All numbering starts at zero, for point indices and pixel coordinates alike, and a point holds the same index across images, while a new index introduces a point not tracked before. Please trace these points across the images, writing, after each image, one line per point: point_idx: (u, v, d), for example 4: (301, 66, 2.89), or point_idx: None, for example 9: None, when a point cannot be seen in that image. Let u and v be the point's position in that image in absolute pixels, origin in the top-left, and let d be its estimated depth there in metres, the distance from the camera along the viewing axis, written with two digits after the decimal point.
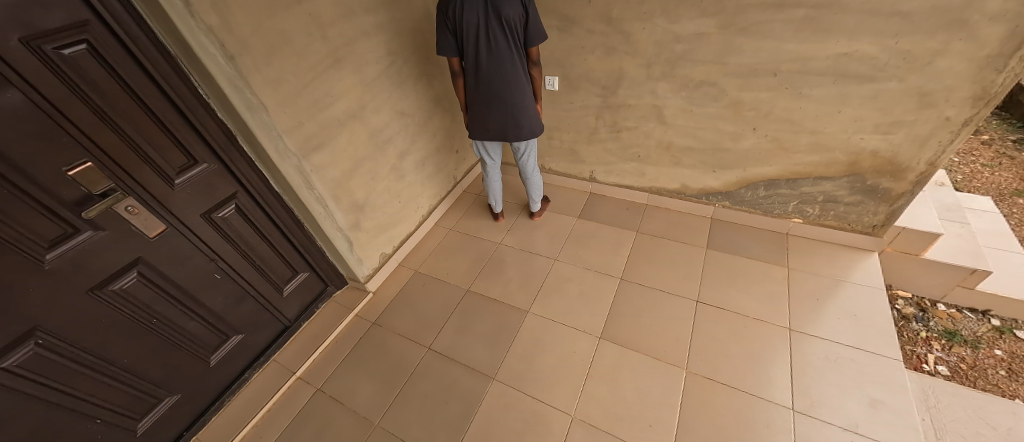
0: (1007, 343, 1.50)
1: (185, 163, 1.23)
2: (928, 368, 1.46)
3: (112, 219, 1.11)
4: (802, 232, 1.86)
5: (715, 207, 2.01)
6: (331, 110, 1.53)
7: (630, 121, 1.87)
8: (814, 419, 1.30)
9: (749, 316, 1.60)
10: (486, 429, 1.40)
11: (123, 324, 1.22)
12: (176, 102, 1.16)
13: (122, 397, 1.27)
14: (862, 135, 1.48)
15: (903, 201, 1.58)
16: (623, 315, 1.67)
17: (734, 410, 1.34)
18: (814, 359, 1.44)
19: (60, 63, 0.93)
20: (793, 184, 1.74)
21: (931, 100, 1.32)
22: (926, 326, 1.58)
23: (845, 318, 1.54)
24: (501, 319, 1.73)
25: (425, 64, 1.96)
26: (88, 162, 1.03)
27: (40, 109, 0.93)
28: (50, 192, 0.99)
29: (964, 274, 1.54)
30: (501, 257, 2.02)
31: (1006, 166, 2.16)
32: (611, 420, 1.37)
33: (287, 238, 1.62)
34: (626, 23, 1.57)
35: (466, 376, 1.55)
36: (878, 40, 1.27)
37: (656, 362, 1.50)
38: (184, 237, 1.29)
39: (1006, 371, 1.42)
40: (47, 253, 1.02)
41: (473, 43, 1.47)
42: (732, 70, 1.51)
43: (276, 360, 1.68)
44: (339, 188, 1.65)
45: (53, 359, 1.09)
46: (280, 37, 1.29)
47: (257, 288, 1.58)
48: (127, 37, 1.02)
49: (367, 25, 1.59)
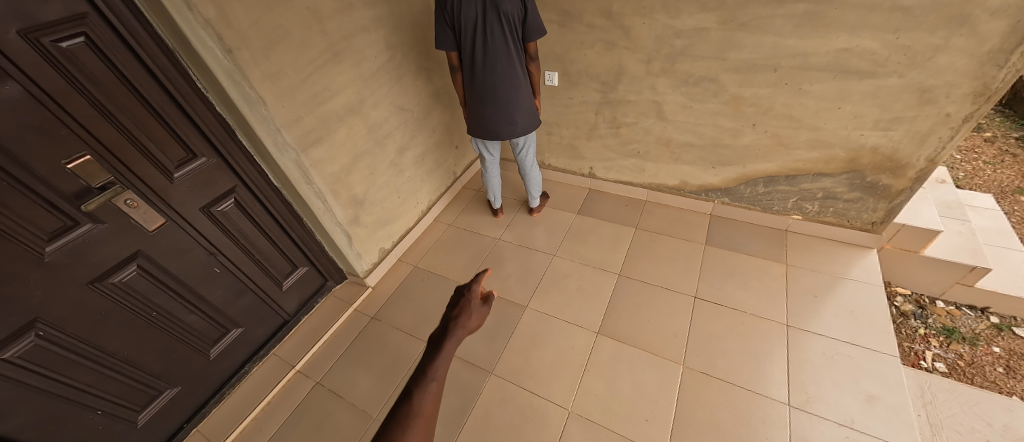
0: (1005, 340, 1.50)
1: (185, 157, 1.24)
2: (925, 365, 1.47)
3: (112, 213, 1.12)
4: (801, 229, 1.86)
5: (715, 204, 2.00)
6: (331, 105, 1.53)
7: (630, 117, 1.86)
8: (809, 414, 1.30)
9: (747, 312, 1.60)
10: (483, 423, 1.41)
11: (124, 317, 1.23)
12: (175, 96, 1.16)
13: (123, 389, 1.28)
14: (862, 131, 1.47)
15: (903, 198, 1.58)
16: (621, 310, 1.68)
17: (730, 405, 1.35)
18: (810, 355, 1.44)
19: (59, 57, 0.93)
20: (792, 180, 1.74)
21: (931, 96, 1.31)
22: (924, 323, 1.58)
23: (844, 314, 1.54)
24: (499, 314, 1.74)
25: (424, 58, 1.95)
26: (88, 156, 1.04)
27: (39, 102, 0.93)
28: (50, 185, 1.00)
29: (964, 271, 1.53)
30: (500, 252, 2.02)
31: (1008, 163, 2.15)
32: (608, 414, 1.37)
33: (286, 233, 1.62)
34: (626, 18, 1.56)
35: (464, 370, 1.56)
36: (878, 35, 1.26)
37: (654, 358, 1.50)
38: (183, 230, 1.29)
39: (1004, 368, 1.42)
40: (47, 245, 1.02)
41: (471, 38, 1.46)
42: (732, 66, 1.51)
43: (276, 354, 1.69)
44: (338, 183, 1.66)
45: (54, 351, 1.10)
46: (279, 30, 1.29)
47: (257, 282, 1.59)
48: (125, 30, 1.02)
49: (366, 20, 1.59)
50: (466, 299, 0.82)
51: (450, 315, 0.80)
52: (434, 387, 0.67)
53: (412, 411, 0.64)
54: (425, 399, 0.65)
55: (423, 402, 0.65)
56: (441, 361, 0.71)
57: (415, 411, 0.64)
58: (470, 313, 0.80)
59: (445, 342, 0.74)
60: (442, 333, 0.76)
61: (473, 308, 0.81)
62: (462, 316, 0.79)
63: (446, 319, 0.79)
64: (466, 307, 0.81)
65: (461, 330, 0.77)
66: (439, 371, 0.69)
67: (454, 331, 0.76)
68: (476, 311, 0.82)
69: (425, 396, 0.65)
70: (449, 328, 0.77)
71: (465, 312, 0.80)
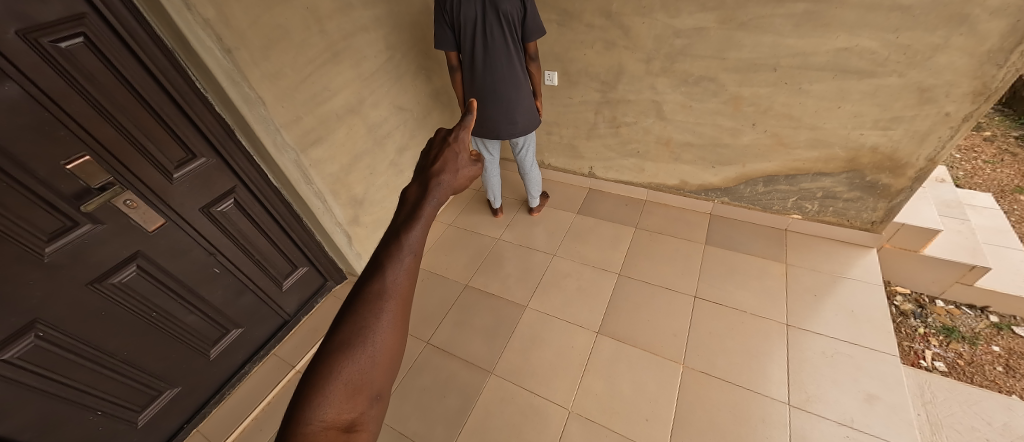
0: (1005, 339, 1.50)
1: (184, 157, 1.23)
2: (925, 364, 1.47)
3: (111, 213, 1.12)
4: (801, 228, 1.86)
5: (714, 203, 2.00)
6: (330, 105, 1.54)
7: (629, 116, 1.86)
8: (809, 413, 1.31)
9: (746, 312, 1.60)
10: (483, 422, 1.41)
11: (124, 317, 1.23)
12: (174, 96, 1.16)
13: (122, 389, 1.28)
14: (861, 131, 1.47)
15: (902, 197, 1.58)
16: (621, 310, 1.68)
17: (730, 404, 1.35)
18: (809, 354, 1.44)
19: (58, 57, 0.93)
20: (791, 180, 1.74)
21: (931, 96, 1.31)
22: (923, 322, 1.58)
23: (843, 313, 1.54)
24: (499, 313, 1.74)
25: (423, 58, 1.95)
26: (87, 156, 1.04)
27: (38, 103, 0.93)
28: (50, 186, 1.00)
29: (963, 271, 1.53)
30: (500, 252, 2.02)
31: (1007, 162, 2.15)
32: (607, 414, 1.38)
33: (286, 233, 1.62)
34: (626, 18, 1.56)
35: (464, 370, 1.56)
36: (878, 35, 1.26)
37: (653, 357, 1.50)
38: (183, 231, 1.29)
39: (1003, 367, 1.42)
40: (46, 246, 1.02)
41: (471, 37, 1.46)
42: (731, 65, 1.51)
43: (276, 354, 1.70)
44: (338, 183, 1.68)
45: (54, 351, 1.10)
46: (277, 30, 1.30)
47: (256, 282, 1.59)
48: (123, 30, 1.01)
49: (365, 19, 1.59)
50: (447, 150, 0.54)
51: (423, 169, 0.52)
52: (408, 270, 0.42)
53: (378, 301, 0.41)
54: (394, 288, 0.41)
55: (394, 293, 0.41)
56: (415, 233, 0.44)
57: (383, 301, 0.41)
58: (455, 168, 0.53)
59: (418, 206, 0.47)
60: (413, 192, 0.49)
61: (458, 162, 0.53)
62: (439, 171, 0.51)
63: (417, 176, 0.51)
64: (446, 160, 0.53)
65: (441, 193, 0.49)
66: (412, 247, 0.44)
67: (430, 194, 0.48)
68: (462, 164, 0.54)
69: (394, 283, 0.41)
70: (422, 186, 0.50)
71: (445, 168, 0.52)
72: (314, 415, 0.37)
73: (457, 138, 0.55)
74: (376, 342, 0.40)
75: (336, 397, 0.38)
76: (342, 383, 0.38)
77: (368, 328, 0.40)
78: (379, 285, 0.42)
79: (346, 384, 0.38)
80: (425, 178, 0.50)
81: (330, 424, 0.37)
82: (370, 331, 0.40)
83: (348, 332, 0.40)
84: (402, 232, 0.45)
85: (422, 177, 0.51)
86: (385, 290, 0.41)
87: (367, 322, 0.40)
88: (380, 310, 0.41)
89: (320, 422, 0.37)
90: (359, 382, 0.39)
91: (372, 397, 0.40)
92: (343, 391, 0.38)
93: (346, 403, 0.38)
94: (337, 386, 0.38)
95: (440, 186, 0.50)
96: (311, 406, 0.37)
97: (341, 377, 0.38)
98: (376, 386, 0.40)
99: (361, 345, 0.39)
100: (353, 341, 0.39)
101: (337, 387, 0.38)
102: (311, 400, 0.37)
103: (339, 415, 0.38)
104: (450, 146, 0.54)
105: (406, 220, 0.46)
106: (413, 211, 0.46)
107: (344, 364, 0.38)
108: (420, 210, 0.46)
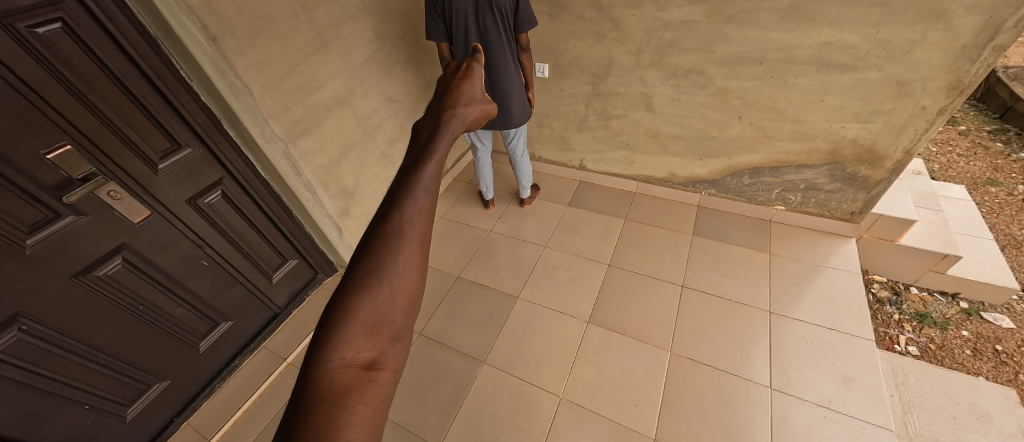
0: (973, 324, 1.58)
1: (169, 148, 1.21)
2: (899, 348, 1.54)
3: (93, 204, 1.09)
4: (785, 219, 1.91)
5: (702, 195, 2.04)
6: (319, 95, 1.52)
7: (619, 109, 1.88)
8: (789, 396, 1.36)
9: (731, 300, 1.65)
10: (476, 411, 1.43)
11: (110, 311, 1.21)
12: (156, 84, 1.13)
13: (109, 383, 1.26)
14: (842, 123, 1.52)
15: (880, 188, 1.63)
16: (610, 300, 1.71)
17: (715, 388, 1.40)
18: (791, 340, 1.50)
19: (34, 42, 0.90)
20: (776, 172, 1.78)
21: (908, 89, 1.35)
22: (899, 309, 1.65)
23: (823, 301, 1.60)
24: (490, 304, 1.76)
25: (413, 49, 1.94)
26: (67, 144, 1.01)
27: (14, 89, 0.90)
28: (29, 176, 0.97)
29: (936, 259, 1.60)
30: (492, 244, 2.03)
31: (980, 156, 2.23)
32: (598, 401, 1.41)
33: (275, 225, 1.60)
34: (615, 10, 1.57)
35: (455, 360, 1.58)
36: (859, 30, 1.29)
37: (642, 345, 1.54)
38: (170, 222, 1.28)
39: (971, 350, 1.50)
40: (27, 238, 1.00)
41: (462, 27, 1.45)
42: (719, 58, 1.53)
43: (265, 347, 1.70)
44: (328, 175, 1.67)
45: (38, 345, 1.08)
46: (264, 17, 1.28)
47: (245, 275, 1.57)
48: (103, 15, 0.99)
49: (354, 9, 1.58)
50: (468, 65, 0.43)
51: (440, 91, 0.41)
52: (432, 187, 0.30)
53: (397, 226, 0.29)
54: (413, 208, 0.29)
55: (416, 210, 0.29)
56: (436, 150, 0.32)
57: (403, 224, 0.29)
58: (479, 87, 0.41)
59: (438, 125, 0.35)
60: (431, 112, 0.38)
61: (482, 78, 0.42)
62: (461, 90, 0.40)
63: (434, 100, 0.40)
64: (467, 77, 0.42)
65: (466, 109, 0.38)
66: (435, 164, 0.31)
67: (452, 110, 0.37)
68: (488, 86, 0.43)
69: (414, 201, 0.29)
70: (442, 107, 0.38)
71: (467, 89, 0.41)
72: (322, 364, 0.25)
73: (478, 56, 0.44)
74: (399, 271, 0.28)
75: (352, 336, 0.26)
76: (356, 321, 0.26)
77: (384, 257, 0.28)
78: (399, 210, 0.30)
79: (361, 322, 0.26)
80: (443, 101, 0.39)
81: (345, 371, 0.25)
82: (388, 259, 0.28)
83: (362, 262, 0.28)
84: (419, 155, 0.33)
85: (440, 100, 0.40)
86: (406, 213, 0.29)
87: (385, 251, 0.28)
88: (401, 234, 0.29)
89: (330, 370, 0.25)
90: (377, 321, 0.27)
91: (396, 340, 0.27)
92: (359, 331, 0.26)
93: (362, 351, 0.26)
94: (351, 324, 0.26)
95: (461, 105, 0.38)
96: (317, 354, 0.25)
97: (356, 313, 0.26)
98: (400, 327, 0.27)
99: (378, 273, 0.28)
100: (369, 272, 0.28)
101: (351, 324, 0.26)
102: (322, 345, 0.26)
103: (355, 363, 0.26)
104: (470, 63, 0.43)
105: (424, 141, 0.34)
106: (432, 131, 0.35)
107: (359, 299, 0.27)
108: (439, 131, 0.35)
